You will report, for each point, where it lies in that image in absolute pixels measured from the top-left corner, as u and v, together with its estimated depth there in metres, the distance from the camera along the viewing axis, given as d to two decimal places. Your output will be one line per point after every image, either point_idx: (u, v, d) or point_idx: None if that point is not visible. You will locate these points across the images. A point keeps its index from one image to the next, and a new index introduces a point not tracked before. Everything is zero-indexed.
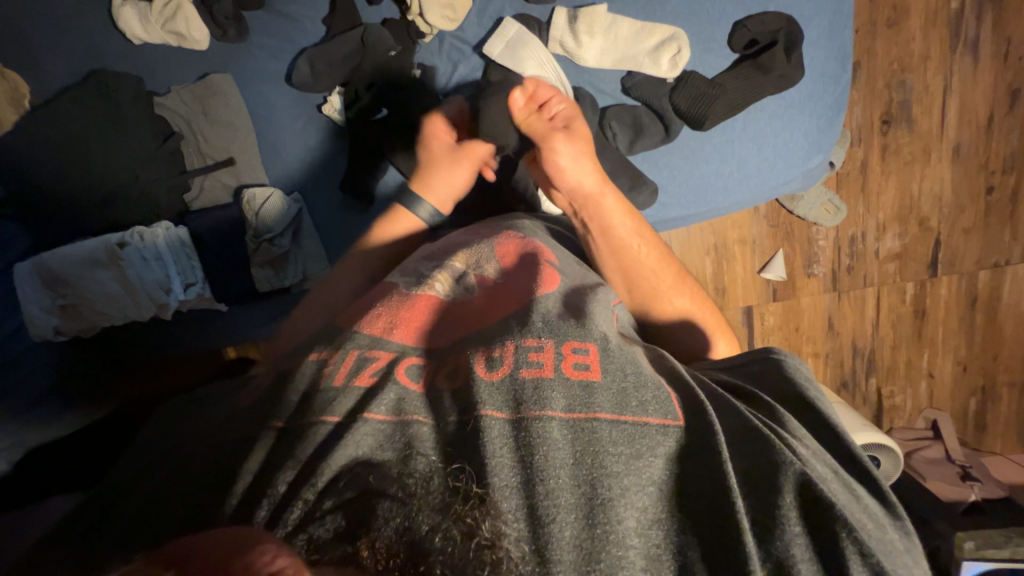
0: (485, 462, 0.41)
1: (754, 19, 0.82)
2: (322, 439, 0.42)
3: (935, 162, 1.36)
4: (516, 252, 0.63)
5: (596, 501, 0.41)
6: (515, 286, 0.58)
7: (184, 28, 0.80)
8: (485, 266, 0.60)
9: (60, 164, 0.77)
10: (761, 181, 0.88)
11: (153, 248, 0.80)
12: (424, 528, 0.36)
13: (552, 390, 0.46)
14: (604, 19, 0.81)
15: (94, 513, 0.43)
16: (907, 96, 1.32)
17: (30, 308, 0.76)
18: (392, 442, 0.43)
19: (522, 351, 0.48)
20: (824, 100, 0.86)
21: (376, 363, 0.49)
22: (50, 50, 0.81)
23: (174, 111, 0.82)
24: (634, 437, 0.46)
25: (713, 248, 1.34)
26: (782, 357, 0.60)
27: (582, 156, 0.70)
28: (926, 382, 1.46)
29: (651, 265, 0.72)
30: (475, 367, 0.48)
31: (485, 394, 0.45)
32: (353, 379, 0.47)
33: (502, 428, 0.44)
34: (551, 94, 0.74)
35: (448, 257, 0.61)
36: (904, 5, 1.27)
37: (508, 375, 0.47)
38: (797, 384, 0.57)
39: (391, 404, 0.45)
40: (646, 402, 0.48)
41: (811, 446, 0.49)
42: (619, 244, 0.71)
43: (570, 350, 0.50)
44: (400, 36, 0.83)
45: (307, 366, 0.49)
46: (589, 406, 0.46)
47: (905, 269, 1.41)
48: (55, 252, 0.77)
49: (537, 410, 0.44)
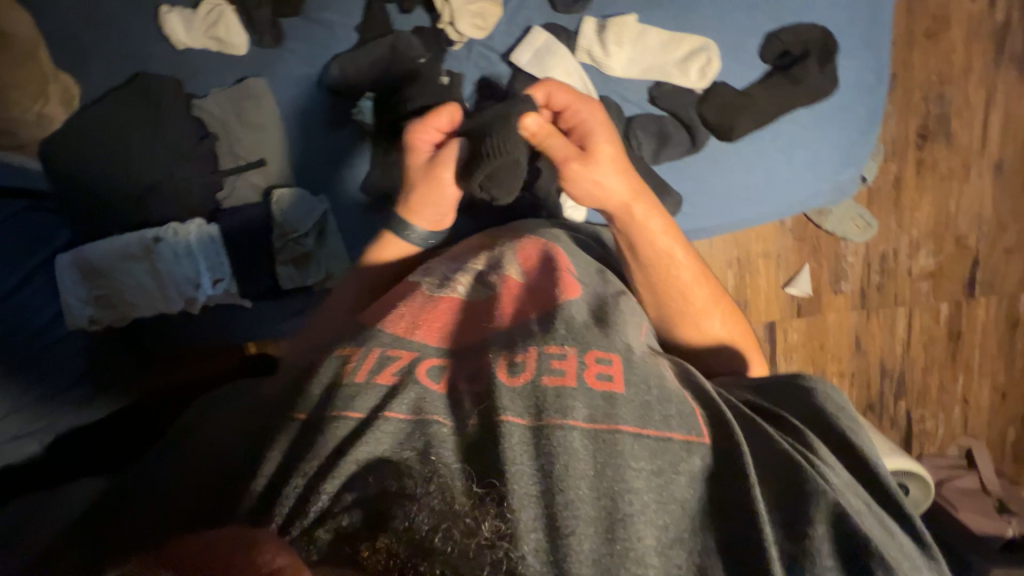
0: (503, 468, 0.41)
1: (786, 31, 0.81)
2: (344, 434, 0.43)
3: (975, 179, 1.30)
4: (540, 259, 0.62)
5: (616, 516, 0.41)
6: (538, 292, 0.57)
7: (225, 33, 0.84)
8: (507, 268, 0.60)
9: (106, 163, 0.81)
10: (788, 195, 0.86)
11: (184, 244, 0.84)
12: (424, 528, 0.36)
13: (575, 400, 0.45)
14: (633, 29, 0.81)
15: (128, 497, 0.46)
16: (946, 109, 1.27)
17: (68, 295, 0.81)
18: (411, 441, 0.43)
19: (545, 358, 0.48)
20: (858, 111, 0.84)
21: (397, 361, 0.49)
22: (101, 54, 0.85)
23: (210, 113, 0.85)
24: (657, 452, 0.45)
25: (735, 261, 1.32)
26: (813, 386, 0.57)
27: (604, 179, 0.67)
28: (961, 408, 1.40)
29: (685, 279, 0.71)
30: (497, 370, 0.47)
31: (506, 401, 0.45)
32: (375, 377, 0.47)
33: (522, 435, 0.43)
34: (567, 101, 0.70)
35: (471, 260, 0.62)
36: (945, 17, 1.24)
37: (530, 381, 0.46)
38: (827, 413, 0.54)
39: (410, 403, 0.45)
40: (670, 416, 0.47)
41: (842, 475, 0.48)
42: (653, 254, 0.70)
43: (593, 359, 0.49)
44: (428, 43, 0.84)
45: (330, 362, 0.49)
46: (610, 418, 0.45)
47: (939, 289, 1.35)
48: (94, 244, 0.82)
49: (559, 419, 0.44)
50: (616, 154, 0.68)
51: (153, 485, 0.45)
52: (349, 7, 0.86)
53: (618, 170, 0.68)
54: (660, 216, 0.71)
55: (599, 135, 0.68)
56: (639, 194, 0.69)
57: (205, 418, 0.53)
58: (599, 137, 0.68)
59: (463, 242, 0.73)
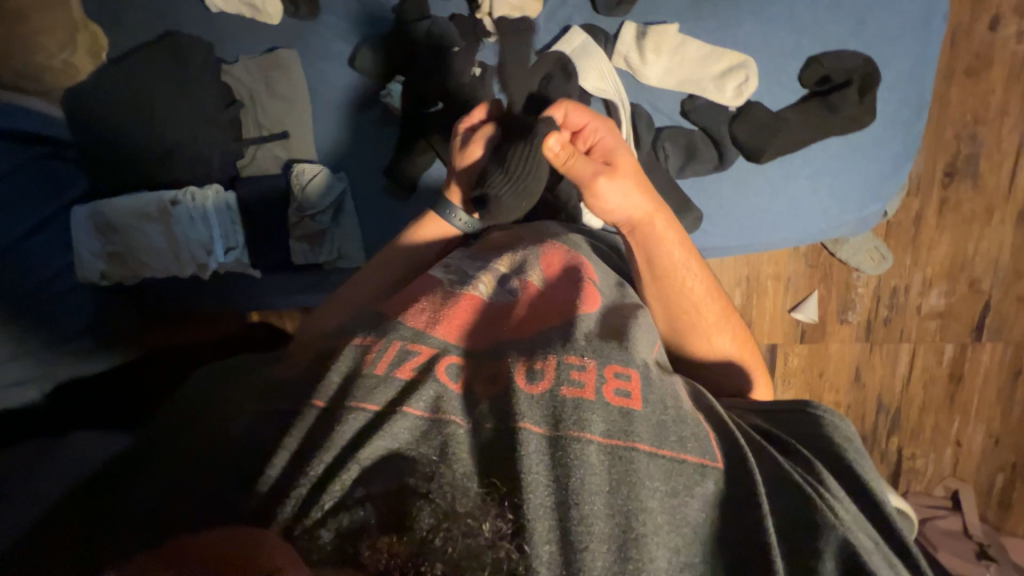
0: (521, 477, 0.42)
1: (830, 56, 0.79)
2: (360, 426, 0.44)
3: (996, 224, 1.29)
4: (561, 267, 0.62)
5: (630, 534, 0.42)
6: (559, 299, 0.57)
7: (260, 1, 0.82)
8: (529, 272, 0.60)
9: (129, 119, 0.81)
10: (810, 223, 0.85)
11: (200, 208, 0.83)
12: (424, 528, 0.38)
13: (593, 414, 0.46)
14: (674, 40, 0.80)
15: (139, 470, 0.47)
16: (976, 150, 1.25)
17: (81, 248, 0.80)
18: (428, 439, 0.44)
19: (564, 368, 0.48)
20: (892, 145, 0.82)
21: (417, 357, 0.49)
22: (134, 9, 0.85)
23: (238, 80, 0.85)
24: (671, 473, 0.46)
25: (745, 280, 1.31)
26: (819, 413, 0.58)
27: (631, 192, 0.67)
28: (952, 450, 1.39)
29: (696, 295, 0.71)
30: (516, 376, 0.48)
31: (524, 408, 0.46)
32: (394, 370, 0.48)
33: (539, 444, 0.44)
34: (585, 121, 0.70)
35: (493, 259, 0.62)
36: (988, 56, 1.21)
37: (549, 390, 0.47)
38: (833, 443, 0.55)
39: (428, 401, 0.46)
40: (685, 437, 0.48)
41: (851, 510, 0.49)
42: (671, 266, 0.70)
43: (613, 373, 0.49)
44: (464, 31, 0.83)
45: (348, 352, 0.50)
46: (627, 434, 0.46)
47: (946, 329, 1.34)
48: (112, 201, 0.81)
49: (576, 431, 0.45)
50: (636, 171, 0.69)
51: (165, 463, 0.47)
52: None
53: (639, 186, 0.68)
54: (676, 231, 0.70)
55: (620, 152, 0.69)
56: (659, 209, 0.69)
57: (219, 396, 0.54)
58: (620, 155, 0.69)
59: (484, 237, 0.73)
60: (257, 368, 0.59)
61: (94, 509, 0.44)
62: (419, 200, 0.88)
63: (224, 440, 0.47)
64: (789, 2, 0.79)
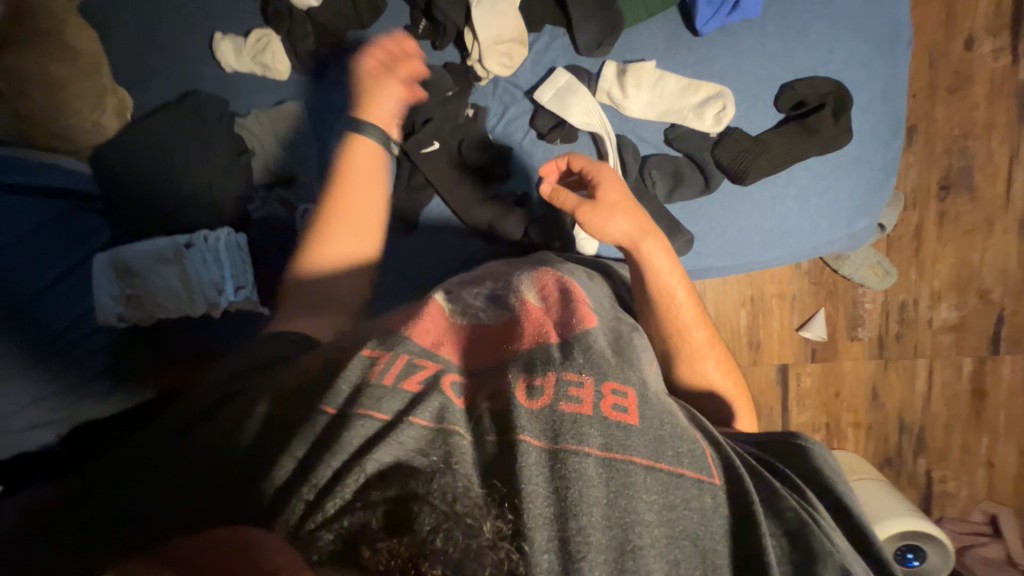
0: (522, 487, 0.43)
1: (802, 83, 0.83)
2: (370, 433, 0.46)
3: (999, 234, 1.29)
4: (555, 287, 0.64)
5: (627, 546, 0.43)
6: (556, 319, 0.59)
7: (270, 60, 0.90)
8: (524, 292, 0.62)
9: (150, 178, 0.87)
10: (800, 241, 0.86)
11: (214, 250, 0.86)
12: (425, 529, 0.37)
13: (590, 428, 0.48)
14: (652, 75, 0.84)
15: (144, 483, 0.47)
16: (968, 163, 1.27)
17: (100, 294, 0.82)
18: (434, 446, 0.45)
19: (563, 384, 0.50)
20: (873, 162, 0.85)
21: (423, 370, 0.51)
22: (161, 75, 0.95)
23: (250, 131, 0.93)
24: (668, 486, 0.47)
25: (749, 300, 1.31)
26: (809, 445, 0.57)
27: (611, 221, 0.72)
28: (985, 471, 1.33)
29: (688, 318, 0.72)
30: (516, 393, 0.49)
31: (525, 421, 0.47)
32: (401, 383, 0.50)
33: (539, 457, 0.46)
34: (586, 164, 0.75)
35: (491, 287, 0.65)
36: (967, 74, 1.25)
37: (548, 406, 0.48)
38: (824, 473, 0.54)
39: (433, 412, 0.48)
40: (681, 453, 0.49)
41: (844, 540, 0.48)
42: (656, 292, 0.72)
43: (610, 390, 0.51)
44: (458, 77, 0.89)
45: (357, 362, 0.52)
46: (624, 448, 0.47)
47: (962, 343, 1.32)
48: (130, 245, 0.84)
49: (574, 445, 0.46)
50: (626, 199, 0.73)
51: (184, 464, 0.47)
52: (387, 40, 0.92)
53: (626, 211, 0.72)
54: (667, 257, 0.73)
55: (607, 180, 0.74)
56: (645, 232, 0.72)
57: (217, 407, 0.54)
58: (608, 187, 0.74)
59: (484, 266, 0.74)
60: (252, 373, 0.59)
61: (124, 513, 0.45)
62: (423, 234, 0.89)
63: (230, 447, 0.48)
64: (760, 36, 0.84)
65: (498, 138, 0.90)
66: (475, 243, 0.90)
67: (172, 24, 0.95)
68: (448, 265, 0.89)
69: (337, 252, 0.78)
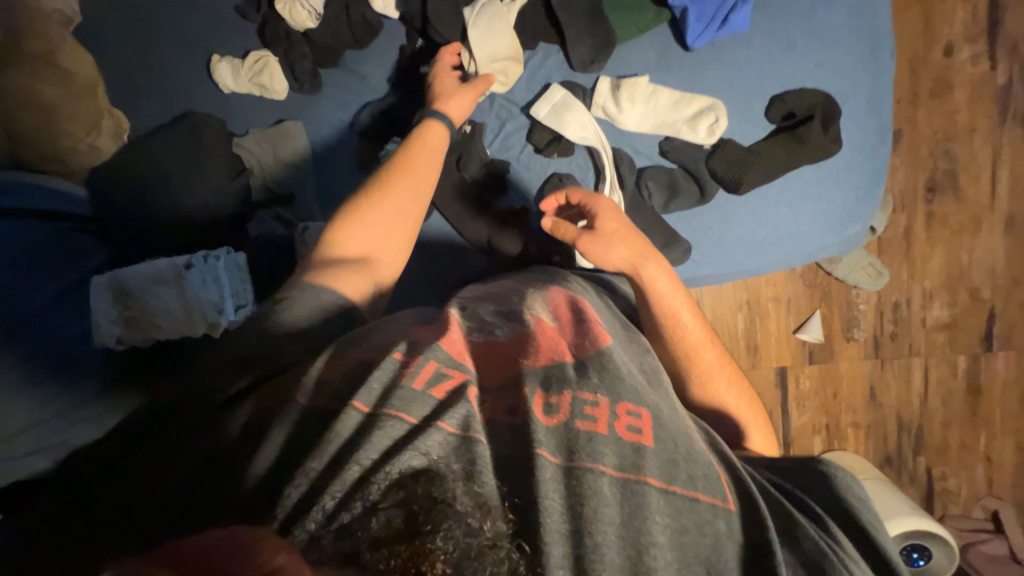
0: (537, 500, 0.44)
1: (791, 94, 0.85)
2: (397, 435, 0.46)
3: (986, 233, 1.31)
4: (567, 307, 0.66)
5: (640, 566, 0.44)
6: (571, 338, 0.60)
7: (268, 81, 0.91)
8: (538, 310, 0.63)
9: (145, 198, 0.87)
10: (795, 247, 0.88)
11: (212, 271, 0.85)
12: (424, 529, 0.37)
13: (605, 447, 0.49)
14: (645, 89, 0.86)
15: (146, 486, 0.47)
16: (952, 165, 1.30)
17: (99, 316, 0.79)
18: (458, 455, 0.45)
19: (579, 403, 0.51)
20: (863, 170, 0.87)
21: (451, 380, 0.52)
22: (157, 98, 0.96)
23: (248, 151, 0.94)
24: (682, 509, 0.48)
25: (745, 304, 1.33)
26: (830, 468, 0.58)
27: (611, 249, 0.74)
28: (983, 467, 1.35)
29: (695, 337, 0.73)
30: (534, 407, 0.50)
31: (541, 436, 0.48)
32: (430, 389, 0.50)
33: (554, 473, 0.47)
34: (584, 198, 0.77)
35: (507, 305, 0.65)
36: (947, 79, 1.28)
37: (563, 423, 0.50)
38: (845, 498, 0.55)
39: (460, 419, 0.48)
40: (695, 476, 0.51)
41: (864, 570, 0.49)
42: (662, 315, 0.73)
43: (624, 411, 0.52)
44: None
45: (388, 364, 0.52)
46: (638, 468, 0.49)
47: (955, 340, 1.34)
48: (128, 268, 0.83)
49: (589, 463, 0.48)
50: (624, 228, 0.75)
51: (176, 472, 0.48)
52: (382, 60, 0.94)
53: (624, 239, 0.74)
54: (669, 279, 0.74)
55: (603, 208, 0.75)
56: (645, 257, 0.74)
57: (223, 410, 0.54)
58: (606, 217, 0.75)
59: (500, 282, 0.75)
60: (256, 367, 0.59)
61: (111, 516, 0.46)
62: (423, 249, 0.90)
63: (228, 455, 0.47)
64: (747, 49, 0.86)
65: (496, 154, 0.91)
66: (475, 255, 0.90)
67: (167, 47, 0.96)
68: (449, 278, 0.89)
69: (374, 229, 0.74)
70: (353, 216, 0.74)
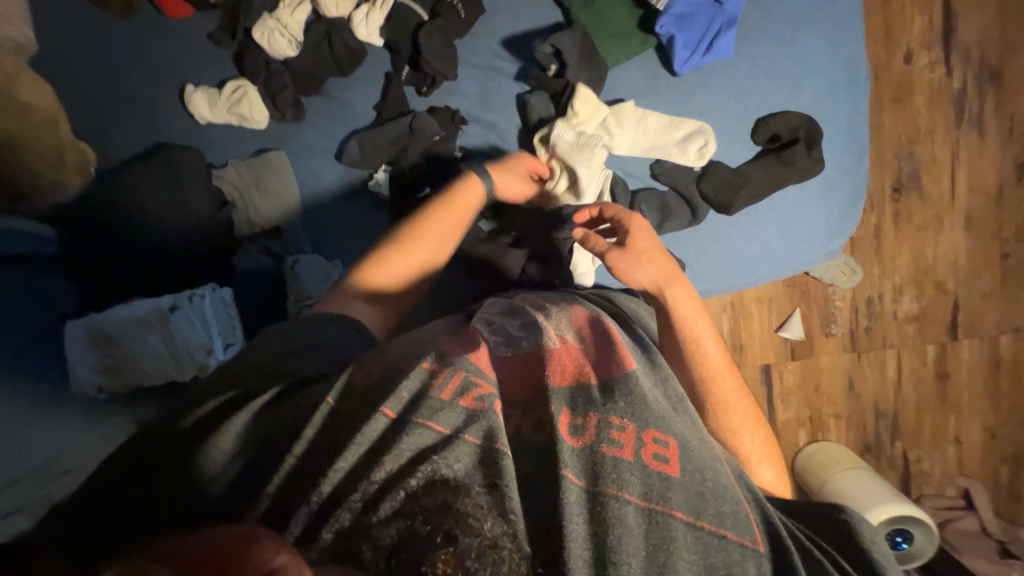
0: (563, 523, 0.48)
1: (776, 117, 0.87)
2: (425, 442, 0.51)
3: (948, 230, 1.39)
4: (590, 326, 0.69)
5: None
6: (595, 359, 0.64)
7: (248, 111, 0.88)
8: (564, 329, 0.67)
9: (116, 251, 0.83)
10: (783, 262, 0.91)
11: (199, 310, 0.81)
12: (425, 529, 0.43)
13: (631, 475, 0.53)
14: (633, 115, 0.87)
15: (156, 496, 0.52)
16: (915, 166, 1.37)
17: (78, 367, 0.76)
18: (482, 466, 0.50)
19: (605, 427, 0.55)
20: (844, 188, 0.90)
21: (477, 389, 0.57)
22: (125, 127, 0.91)
23: (229, 182, 0.90)
24: (709, 545, 0.51)
25: (729, 306, 1.37)
26: (852, 517, 0.59)
27: (640, 268, 0.77)
28: (954, 448, 1.43)
29: (717, 361, 0.75)
30: (561, 428, 0.55)
31: (567, 458, 0.53)
32: (458, 398, 0.55)
33: (579, 495, 0.51)
34: (618, 212, 0.80)
35: (533, 317, 0.69)
36: (908, 85, 1.35)
37: (588, 445, 0.54)
38: (868, 546, 0.56)
39: (484, 430, 0.53)
40: (724, 513, 0.54)
41: None
42: (684, 325, 0.76)
43: (651, 438, 0.55)
44: (445, 123, 0.90)
45: (417, 374, 0.58)
46: (665, 500, 0.52)
47: (923, 331, 1.41)
48: (108, 313, 0.77)
49: (615, 490, 0.51)
50: (654, 247, 0.78)
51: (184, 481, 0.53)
52: (368, 88, 0.92)
53: (650, 259, 0.77)
54: (692, 300, 0.77)
55: (637, 226, 0.78)
56: (670, 279, 0.77)
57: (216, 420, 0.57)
58: (638, 234, 0.77)
59: (516, 293, 0.81)
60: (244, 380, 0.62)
61: (128, 519, 0.51)
62: None
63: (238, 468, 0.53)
64: (731, 72, 0.88)
65: None
66: (472, 281, 0.89)
67: (134, 74, 0.91)
68: (444, 301, 0.88)
69: (401, 268, 0.78)
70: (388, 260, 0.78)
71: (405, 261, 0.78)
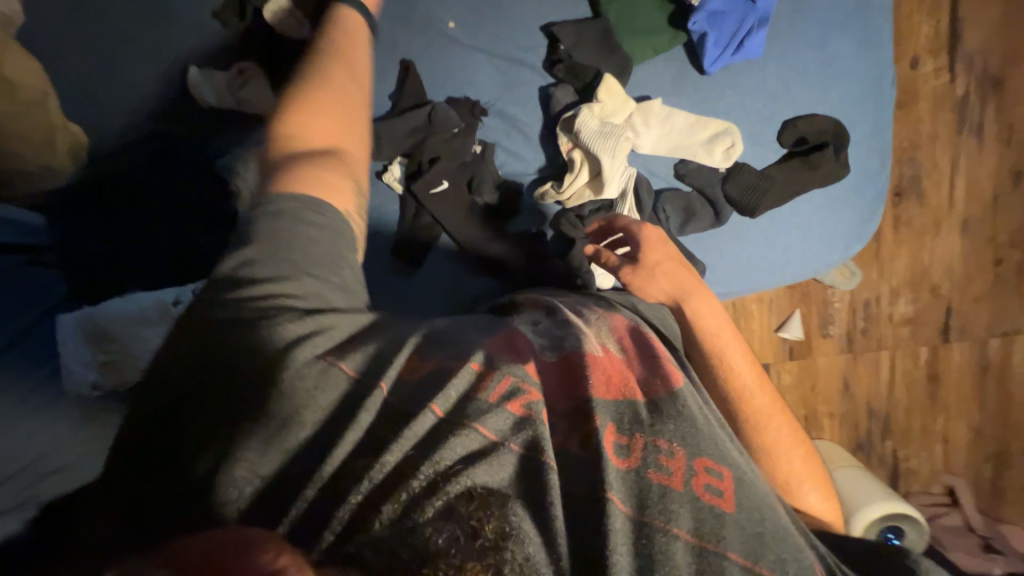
0: (608, 554, 0.48)
1: (802, 120, 0.87)
2: (468, 450, 0.51)
3: (945, 234, 1.42)
4: (630, 336, 0.67)
5: None
6: (638, 373, 0.62)
7: (254, 96, 0.84)
8: (605, 340, 0.65)
9: (117, 243, 0.80)
10: (802, 266, 0.91)
11: None
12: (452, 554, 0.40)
13: (680, 507, 0.51)
14: (660, 112, 0.86)
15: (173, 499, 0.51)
16: (917, 172, 1.39)
17: (71, 361, 0.71)
18: (525, 481, 0.50)
19: (653, 451, 0.54)
20: (865, 194, 0.91)
21: (527, 395, 0.56)
22: (120, 109, 0.86)
23: (231, 167, 0.84)
24: None
25: (731, 306, 1.38)
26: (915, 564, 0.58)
27: (653, 280, 0.77)
28: (942, 447, 1.47)
29: (745, 369, 0.75)
30: (608, 448, 0.54)
31: (613, 480, 0.52)
32: (507, 403, 0.54)
33: (625, 523, 0.50)
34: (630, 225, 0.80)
35: (569, 317, 0.67)
36: (913, 90, 1.37)
37: (635, 469, 0.53)
38: None
39: (528, 439, 0.52)
40: (782, 559, 0.52)
41: None
42: (707, 339, 0.76)
43: (703, 469, 0.54)
44: (464, 114, 0.87)
45: (465, 374, 0.56)
46: (717, 538, 0.51)
47: (917, 334, 1.44)
48: (104, 306, 0.74)
49: (662, 522, 0.50)
50: (669, 261, 0.78)
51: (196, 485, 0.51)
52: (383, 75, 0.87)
53: (660, 272, 0.77)
54: (709, 305, 0.77)
55: (647, 234, 0.78)
56: (687, 288, 0.76)
57: (223, 409, 0.54)
58: (650, 248, 0.77)
59: (542, 292, 0.78)
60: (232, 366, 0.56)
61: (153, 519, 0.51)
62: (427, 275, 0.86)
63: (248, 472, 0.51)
64: (757, 73, 0.87)
65: (507, 175, 0.90)
66: (486, 280, 0.87)
67: (130, 52, 0.86)
68: (457, 299, 0.86)
69: (315, 125, 0.69)
70: (318, 100, 0.70)
71: (310, 110, 0.69)
